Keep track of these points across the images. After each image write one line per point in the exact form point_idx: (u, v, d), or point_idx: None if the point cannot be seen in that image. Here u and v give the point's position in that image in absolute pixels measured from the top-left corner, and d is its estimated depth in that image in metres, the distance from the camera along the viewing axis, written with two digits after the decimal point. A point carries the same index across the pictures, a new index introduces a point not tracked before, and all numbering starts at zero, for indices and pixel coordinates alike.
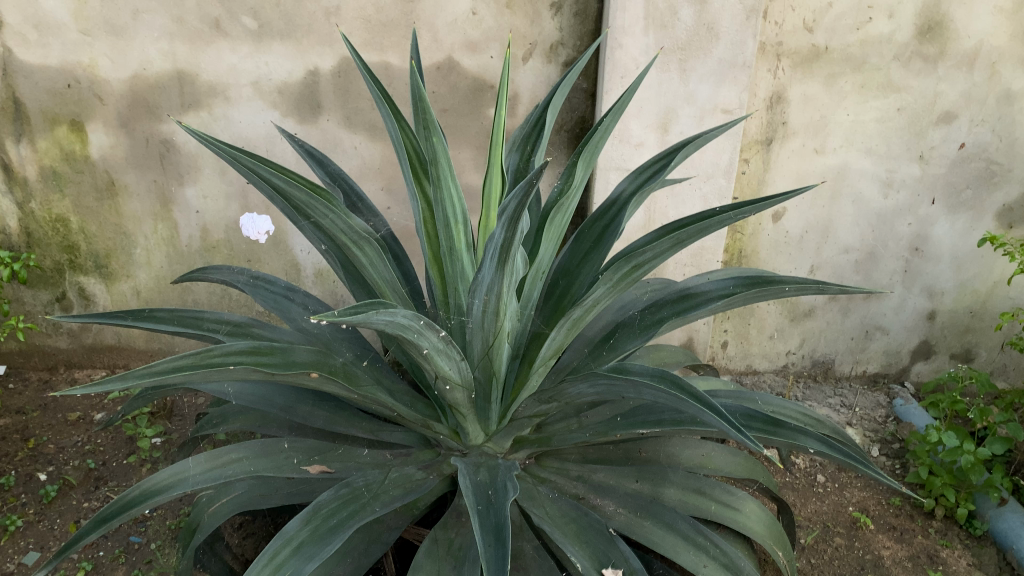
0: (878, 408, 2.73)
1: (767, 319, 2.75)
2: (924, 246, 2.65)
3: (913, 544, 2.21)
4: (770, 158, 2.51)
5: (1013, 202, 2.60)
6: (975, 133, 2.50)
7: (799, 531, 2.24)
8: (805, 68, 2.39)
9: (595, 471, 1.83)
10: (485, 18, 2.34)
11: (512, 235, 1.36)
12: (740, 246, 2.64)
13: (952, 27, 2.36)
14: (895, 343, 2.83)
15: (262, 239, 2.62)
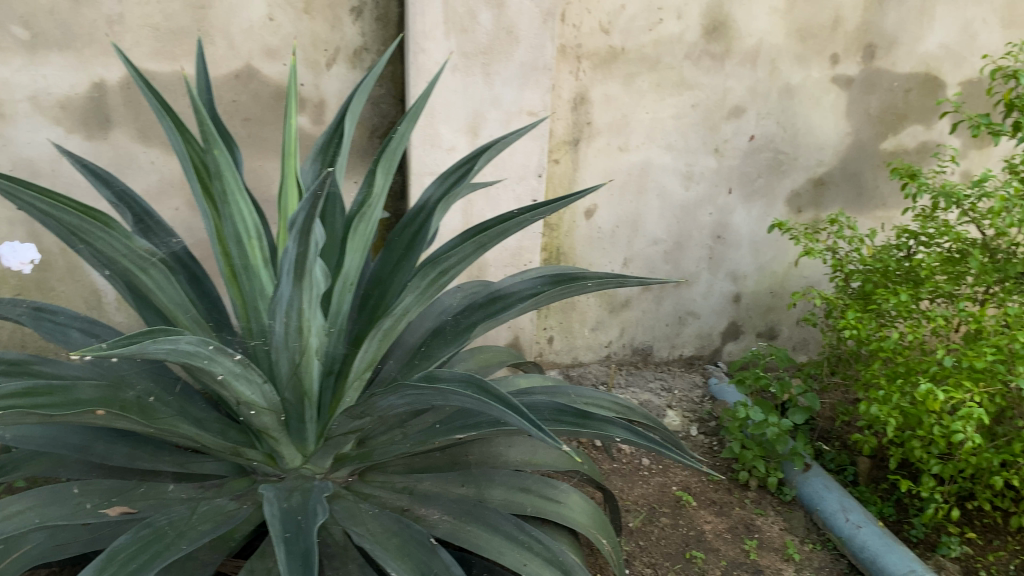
0: (694, 389, 2.90)
1: (588, 312, 2.83)
2: (726, 234, 2.82)
3: (731, 515, 2.35)
4: (578, 156, 2.59)
5: (800, 188, 2.80)
6: (763, 126, 2.68)
7: (627, 515, 2.32)
8: (604, 69, 2.48)
9: (420, 480, 1.81)
10: (283, 23, 2.26)
11: (304, 249, 1.31)
12: (557, 244, 2.70)
13: (734, 27, 2.51)
14: (706, 326, 2.99)
15: (25, 267, 2.34)
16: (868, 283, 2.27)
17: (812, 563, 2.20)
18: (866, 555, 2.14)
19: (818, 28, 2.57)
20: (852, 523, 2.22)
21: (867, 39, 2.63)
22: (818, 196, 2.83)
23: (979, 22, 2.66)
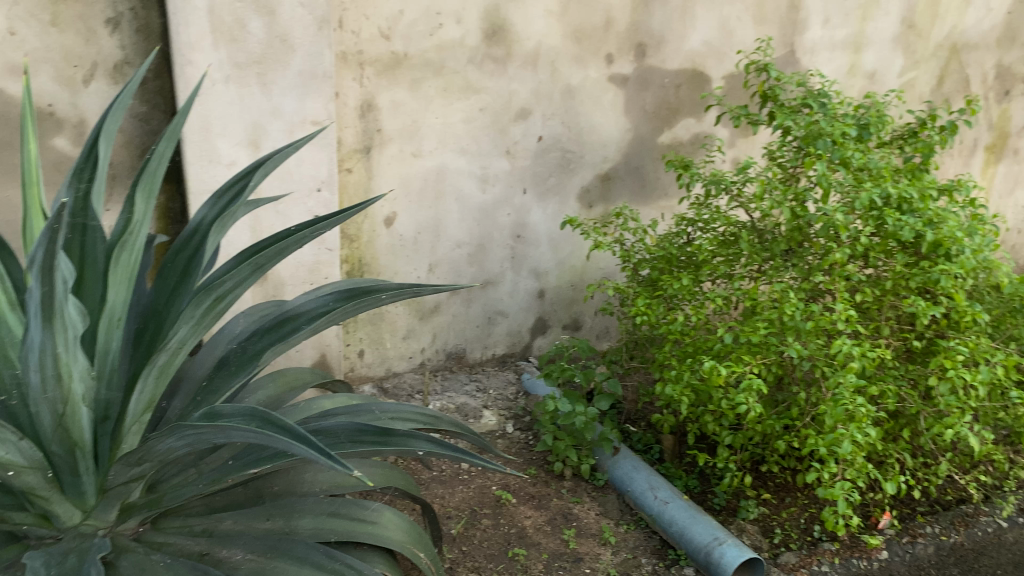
0: (508, 386, 2.93)
1: (397, 321, 2.79)
2: (524, 233, 2.87)
3: (550, 507, 2.40)
4: (371, 164, 2.53)
5: (589, 185, 2.90)
6: (550, 126, 2.75)
7: (449, 522, 2.30)
8: (389, 75, 2.45)
9: (221, 520, 1.71)
10: (27, 38, 2.05)
11: (49, 290, 1.20)
12: (359, 255, 2.62)
13: (512, 30, 2.57)
14: (515, 324, 3.03)
15: None
16: (657, 270, 2.38)
17: (627, 543, 2.31)
18: (675, 528, 2.26)
19: (592, 29, 2.68)
20: (660, 500, 2.34)
21: (637, 39, 2.76)
22: (606, 191, 2.94)
23: (734, 20, 2.86)
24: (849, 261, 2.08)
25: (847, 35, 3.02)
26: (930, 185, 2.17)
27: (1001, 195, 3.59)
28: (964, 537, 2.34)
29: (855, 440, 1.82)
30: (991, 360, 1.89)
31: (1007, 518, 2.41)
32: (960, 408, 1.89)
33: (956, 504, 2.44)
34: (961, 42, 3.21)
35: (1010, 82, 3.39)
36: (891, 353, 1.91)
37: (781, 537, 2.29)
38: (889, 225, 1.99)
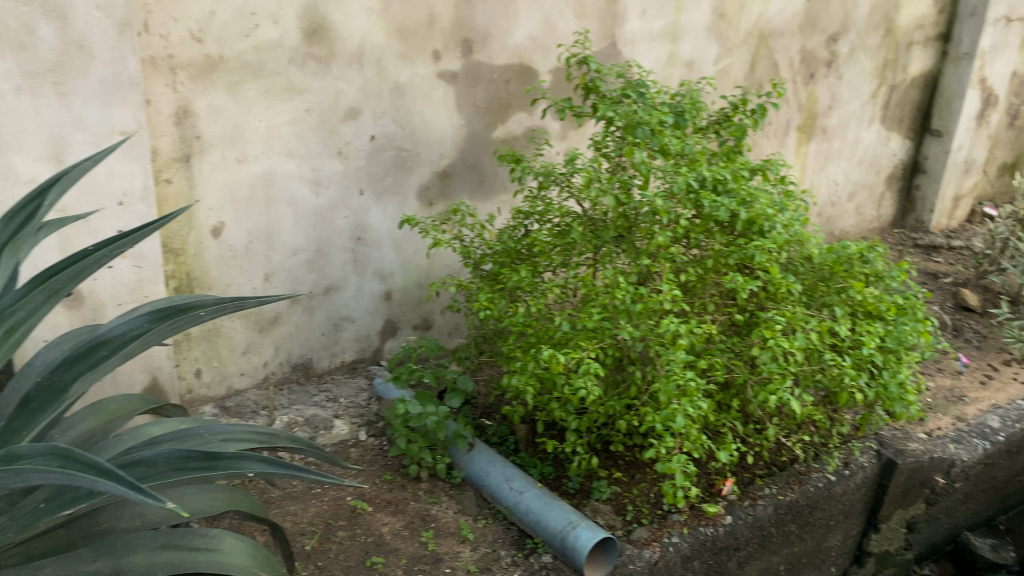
0: (359, 393, 2.87)
1: (235, 335, 2.67)
2: (364, 235, 2.81)
3: (407, 511, 2.36)
4: (192, 174, 2.41)
5: (427, 183, 2.88)
6: (381, 125, 2.71)
7: (302, 538, 2.22)
8: (204, 80, 2.34)
9: (40, 569, 1.58)
10: None
11: None
12: (187, 269, 2.49)
13: (333, 29, 2.51)
14: (363, 328, 2.95)
15: None
16: (496, 264, 2.39)
17: (486, 537, 2.32)
18: (531, 517, 2.28)
19: (415, 26, 2.66)
20: (515, 490, 2.35)
21: (462, 35, 2.76)
22: (445, 188, 2.93)
23: (555, 14, 2.91)
24: (674, 243, 2.17)
25: (664, 25, 3.14)
26: (743, 166, 2.32)
27: (814, 172, 3.85)
28: (799, 494, 2.46)
29: (688, 413, 1.90)
30: (804, 326, 2.02)
31: (837, 473, 2.54)
32: (781, 374, 2.01)
33: (791, 463, 2.53)
34: (768, 30, 3.41)
35: (814, 65, 3.61)
36: (716, 328, 2.02)
37: (633, 513, 2.36)
38: (705, 206, 2.09)
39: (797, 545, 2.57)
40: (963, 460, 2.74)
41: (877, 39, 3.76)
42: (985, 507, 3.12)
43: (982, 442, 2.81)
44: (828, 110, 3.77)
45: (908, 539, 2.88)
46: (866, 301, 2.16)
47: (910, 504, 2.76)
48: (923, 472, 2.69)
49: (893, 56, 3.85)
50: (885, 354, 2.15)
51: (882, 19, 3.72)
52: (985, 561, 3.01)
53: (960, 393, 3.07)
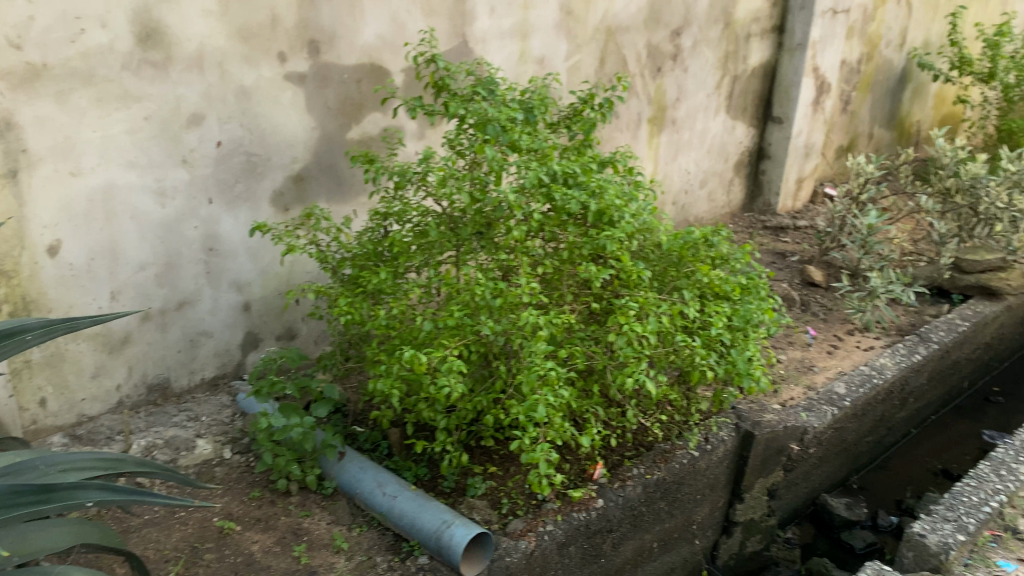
0: (223, 410, 2.76)
1: (81, 359, 2.51)
2: (217, 245, 2.71)
3: (278, 527, 2.30)
4: (21, 190, 2.25)
5: (281, 188, 2.80)
6: (227, 131, 2.62)
7: (166, 566, 2.12)
8: (27, 89, 2.19)
9: None
10: None
11: None
12: (22, 292, 2.32)
13: (168, 32, 2.40)
14: (223, 343, 2.84)
15: None
16: (354, 268, 2.34)
17: (361, 545, 2.28)
18: (405, 521, 2.26)
19: (257, 28, 2.58)
20: (388, 495, 2.32)
21: (308, 36, 2.70)
22: (300, 192, 2.86)
23: (404, 13, 2.89)
24: (529, 237, 2.20)
25: (513, 23, 3.17)
26: (593, 159, 2.40)
27: (667, 162, 4.00)
28: (666, 472, 2.54)
29: (550, 402, 1.93)
30: (655, 310, 2.10)
31: (699, 448, 2.64)
32: (637, 357, 2.08)
33: (657, 442, 2.62)
34: (615, 26, 3.51)
35: (660, 59, 3.75)
36: (573, 317, 2.07)
37: (508, 506, 2.37)
38: (557, 199, 2.13)
39: (667, 521, 2.66)
40: (813, 427, 2.91)
41: (718, 32, 3.93)
42: (838, 468, 3.32)
43: (830, 408, 2.99)
44: (677, 101, 3.92)
45: (771, 506, 3.03)
46: (713, 283, 2.27)
47: (770, 472, 2.91)
48: (779, 440, 2.83)
49: (733, 48, 4.04)
50: (733, 332, 2.27)
51: (721, 13, 3.90)
52: (841, 519, 3.19)
53: (809, 364, 3.27)
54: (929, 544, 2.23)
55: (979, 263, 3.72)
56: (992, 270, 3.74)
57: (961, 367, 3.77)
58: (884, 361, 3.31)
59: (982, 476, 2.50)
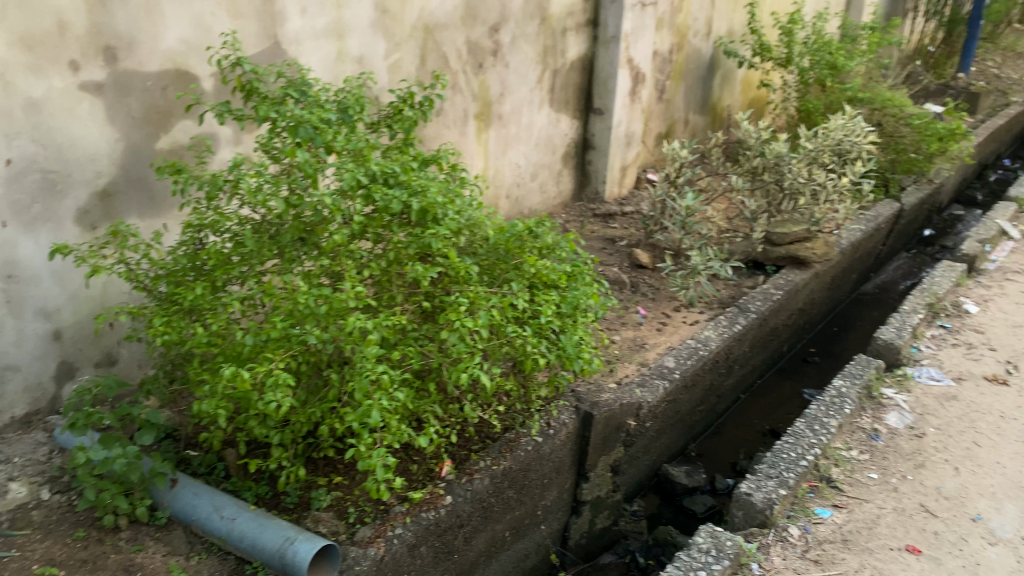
0: (38, 448, 2.56)
1: None
2: (17, 271, 2.50)
3: (108, 566, 2.15)
4: None
5: (85, 206, 2.61)
6: (17, 147, 2.41)
7: None
8: None
9: None
10: None
11: None
12: None
13: None
14: (33, 377, 2.62)
15: None
16: (171, 285, 2.22)
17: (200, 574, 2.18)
18: (246, 542, 2.17)
19: (42, 35, 2.37)
20: (227, 518, 2.22)
21: (102, 42, 2.51)
22: (108, 209, 2.68)
23: (209, 15, 2.74)
24: (353, 241, 2.17)
25: (327, 23, 3.10)
26: (416, 158, 2.38)
27: (496, 156, 4.05)
28: (511, 461, 2.58)
29: (384, 406, 1.92)
30: (485, 305, 2.12)
31: (542, 434, 2.69)
32: (470, 352, 2.09)
33: (503, 432, 2.65)
34: (432, 23, 3.51)
35: (480, 55, 3.79)
36: (404, 318, 2.06)
37: (356, 514, 2.32)
38: (377, 200, 2.11)
39: (517, 509, 2.71)
40: (648, 402, 3.04)
41: (534, 27, 4.02)
42: (676, 439, 3.50)
43: (661, 382, 3.14)
44: (501, 97, 3.97)
45: (615, 482, 3.15)
46: (540, 273, 2.32)
47: (611, 449, 3.02)
48: (617, 417, 2.94)
49: (551, 42, 4.14)
50: (563, 318, 2.33)
51: (536, 8, 3.98)
52: (682, 487, 3.34)
53: (641, 342, 3.42)
54: (755, 501, 2.37)
55: (786, 235, 4.01)
56: (798, 242, 4.03)
57: (779, 332, 4.07)
58: (709, 333, 3.51)
59: (799, 432, 2.69)
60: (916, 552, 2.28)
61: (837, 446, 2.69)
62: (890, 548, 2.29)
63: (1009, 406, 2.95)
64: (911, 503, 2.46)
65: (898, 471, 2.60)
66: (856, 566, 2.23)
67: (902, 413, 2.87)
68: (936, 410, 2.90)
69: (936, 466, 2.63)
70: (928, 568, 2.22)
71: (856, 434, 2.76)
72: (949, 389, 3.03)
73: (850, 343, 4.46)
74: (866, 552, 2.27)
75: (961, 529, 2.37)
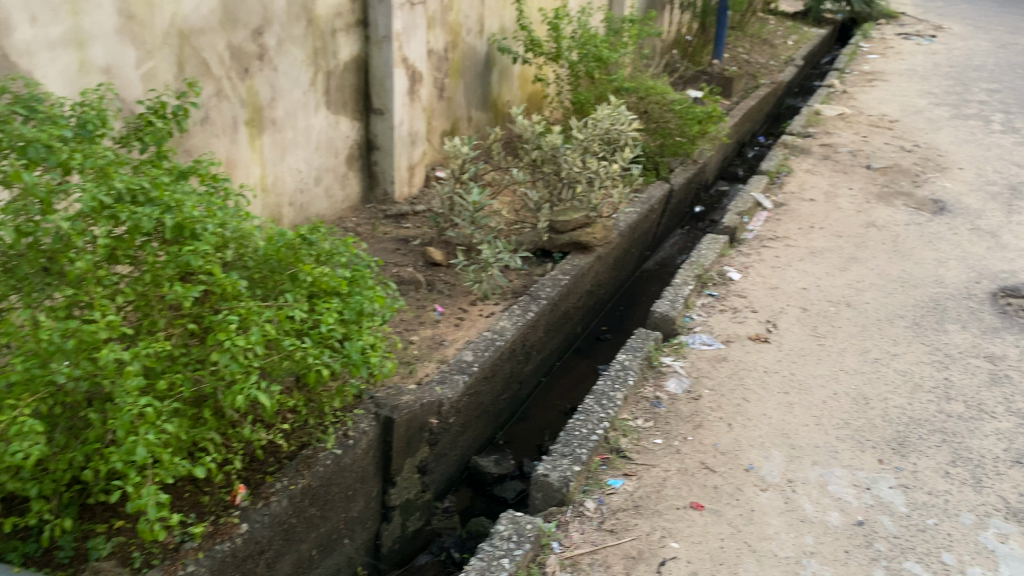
0: None
1: None
2: None
3: None
4: None
5: None
6: None
7: None
8: None
9: None
10: None
11: None
12: None
13: None
14: None
15: None
16: None
17: None
18: None
19: None
20: None
21: None
22: None
23: None
24: (103, 267, 2.00)
25: (63, 32, 2.81)
26: (172, 172, 2.25)
27: (274, 162, 3.91)
28: (310, 478, 2.50)
29: (151, 441, 1.80)
30: (257, 320, 2.05)
31: (340, 445, 2.63)
32: (246, 371, 2.02)
33: (300, 449, 2.56)
34: (187, 28, 3.30)
35: (246, 59, 3.62)
36: (167, 344, 1.94)
37: (142, 558, 2.12)
38: (125, 220, 1.97)
39: (322, 525, 2.63)
40: (448, 398, 3.06)
41: (301, 29, 3.91)
42: (483, 430, 3.54)
43: (461, 376, 3.17)
44: (272, 101, 3.82)
45: (424, 482, 3.14)
46: (318, 280, 2.26)
47: (416, 450, 3.00)
48: (418, 418, 2.92)
49: (321, 44, 4.05)
50: (347, 326, 2.28)
51: (301, 10, 3.87)
52: (492, 476, 3.39)
53: (439, 339, 3.42)
54: (552, 481, 2.46)
55: (569, 222, 4.18)
56: (580, 227, 4.22)
57: (571, 315, 4.23)
58: (504, 323, 3.58)
59: (590, 409, 2.81)
60: (699, 508, 2.45)
61: (625, 418, 2.84)
62: (677, 507, 2.45)
63: (770, 360, 3.24)
64: (693, 463, 2.64)
65: (680, 433, 2.78)
66: (648, 529, 2.36)
67: (680, 379, 3.08)
68: (709, 372, 3.14)
69: (712, 425, 2.83)
70: (710, 521, 2.40)
71: (642, 403, 2.92)
72: (720, 351, 3.28)
73: (638, 318, 4.73)
74: (656, 515, 2.41)
75: (737, 479, 2.58)
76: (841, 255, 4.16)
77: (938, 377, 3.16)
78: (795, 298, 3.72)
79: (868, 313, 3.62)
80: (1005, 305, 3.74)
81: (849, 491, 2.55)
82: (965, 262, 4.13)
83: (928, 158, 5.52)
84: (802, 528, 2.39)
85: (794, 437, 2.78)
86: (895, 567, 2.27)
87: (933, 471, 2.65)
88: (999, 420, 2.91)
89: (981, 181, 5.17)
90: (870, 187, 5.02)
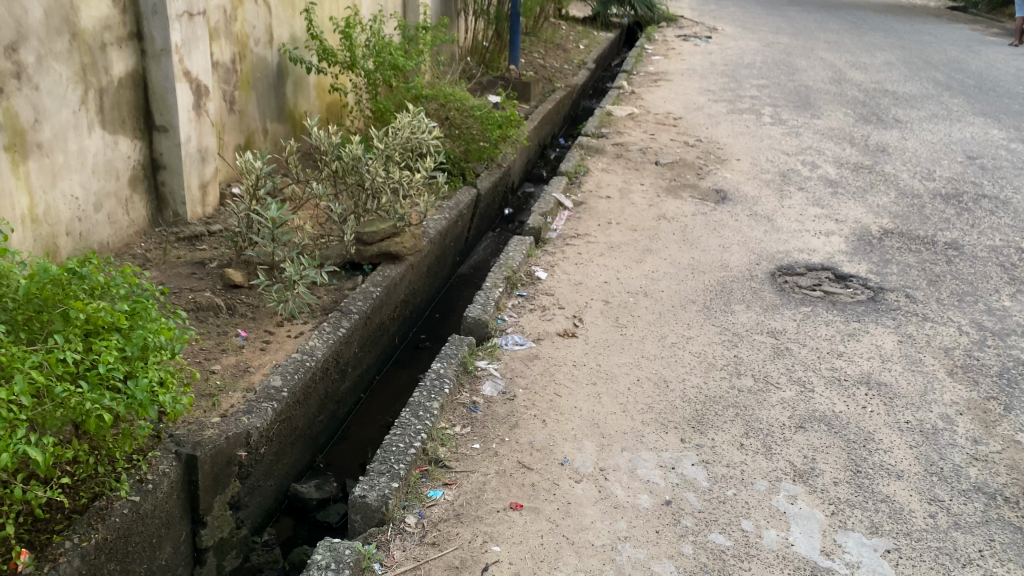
0: None
1: None
2: None
3: None
4: None
5: None
6: None
7: None
8: None
9: None
10: None
11: None
12: None
13: None
14: None
15: None
16: None
17: None
18: None
19: None
20: None
21: None
22: None
23: None
24: None
25: None
26: None
27: (44, 189, 3.57)
28: (105, 531, 2.30)
29: None
30: (23, 366, 1.90)
31: (138, 492, 2.45)
32: (11, 425, 1.84)
33: (92, 502, 2.35)
34: None
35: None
36: None
37: None
38: None
39: None
40: (257, 427, 2.92)
41: (63, 44, 3.58)
42: (300, 456, 3.41)
43: (269, 404, 3.03)
44: (36, 123, 3.47)
45: (238, 518, 3.00)
46: (93, 317, 2.10)
47: (225, 486, 2.85)
48: (225, 452, 2.77)
49: (89, 59, 3.73)
50: (132, 363, 2.13)
51: (62, 22, 3.55)
52: (314, 501, 3.27)
53: (245, 365, 3.26)
54: (371, 502, 2.41)
55: (376, 234, 4.14)
56: (388, 238, 4.18)
57: (386, 327, 4.17)
58: (314, 342, 3.47)
59: (406, 422, 2.78)
60: (519, 508, 2.48)
61: (442, 426, 2.84)
62: (496, 510, 2.47)
63: (578, 354, 3.35)
64: (510, 463, 2.68)
65: (496, 436, 2.81)
66: (469, 536, 2.37)
67: (495, 381, 3.11)
68: (522, 371, 3.20)
69: (527, 423, 2.89)
70: (529, 519, 2.44)
71: (459, 410, 2.93)
72: (531, 350, 3.36)
73: (455, 323, 4.73)
74: (476, 522, 2.42)
75: (553, 475, 2.64)
76: (637, 248, 4.38)
77: (729, 355, 3.39)
78: (598, 292, 3.88)
79: (664, 301, 3.83)
80: (783, 283, 4.08)
81: (656, 472, 2.68)
82: (746, 246, 4.47)
83: (709, 151, 5.93)
84: (616, 514, 2.49)
85: (604, 427, 2.89)
86: (701, 540, 2.41)
87: (729, 444, 2.84)
88: (783, 389, 3.17)
89: (756, 170, 5.62)
90: (659, 182, 5.32)
